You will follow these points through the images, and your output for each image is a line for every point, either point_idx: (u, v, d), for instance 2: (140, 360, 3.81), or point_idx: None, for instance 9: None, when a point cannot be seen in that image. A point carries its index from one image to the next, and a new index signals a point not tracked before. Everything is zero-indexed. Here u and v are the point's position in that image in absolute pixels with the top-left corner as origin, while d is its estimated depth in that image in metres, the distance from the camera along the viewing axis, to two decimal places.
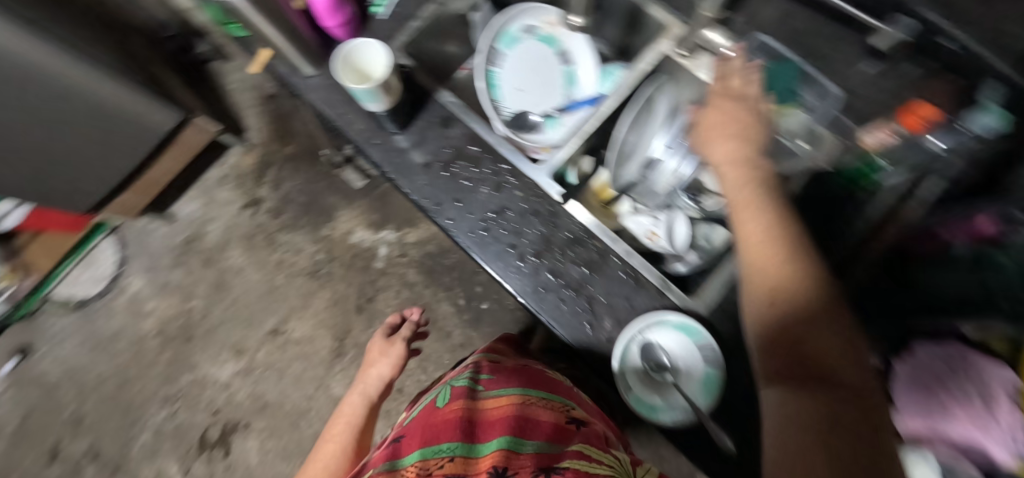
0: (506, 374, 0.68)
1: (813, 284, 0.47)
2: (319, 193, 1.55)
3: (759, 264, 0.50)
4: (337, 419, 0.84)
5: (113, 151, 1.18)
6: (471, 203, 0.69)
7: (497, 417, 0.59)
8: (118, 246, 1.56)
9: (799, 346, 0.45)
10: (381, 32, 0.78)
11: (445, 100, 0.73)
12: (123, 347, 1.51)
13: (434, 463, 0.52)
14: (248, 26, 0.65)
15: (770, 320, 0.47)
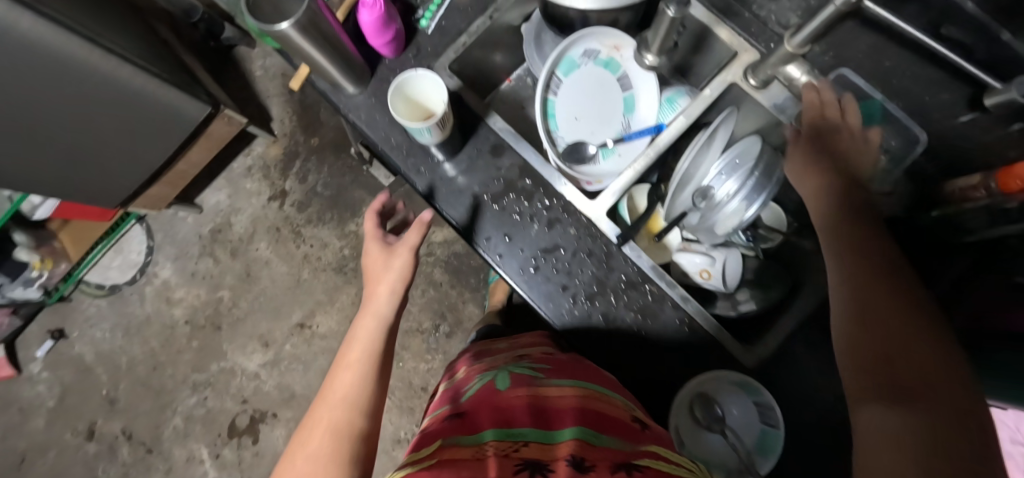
0: (566, 366, 0.62)
1: (916, 316, 0.45)
2: (345, 187, 1.52)
3: (850, 294, 0.49)
4: (337, 376, 0.62)
5: (141, 145, 1.16)
6: (522, 239, 0.66)
7: (563, 410, 0.53)
8: (147, 233, 1.56)
9: (893, 366, 0.43)
10: (427, 48, 0.73)
11: (495, 126, 0.69)
12: (153, 334, 1.54)
13: (503, 446, 0.46)
14: (293, 47, 0.62)
15: (859, 344, 0.46)
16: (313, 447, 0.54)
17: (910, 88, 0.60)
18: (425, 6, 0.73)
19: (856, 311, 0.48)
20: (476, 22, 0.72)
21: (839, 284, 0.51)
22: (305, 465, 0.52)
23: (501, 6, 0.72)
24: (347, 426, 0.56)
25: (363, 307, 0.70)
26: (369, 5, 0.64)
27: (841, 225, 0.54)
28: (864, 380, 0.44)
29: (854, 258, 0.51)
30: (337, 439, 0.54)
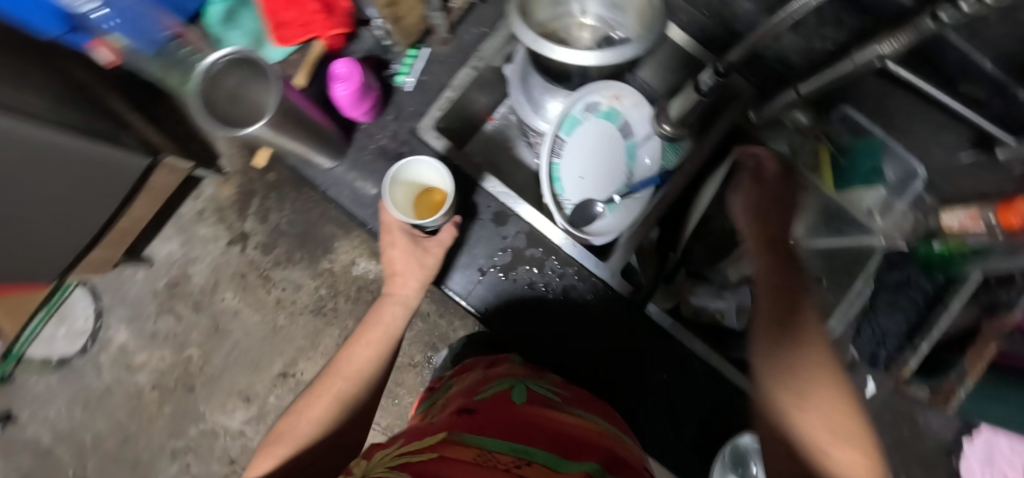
0: (585, 401, 0.53)
1: (823, 388, 0.36)
2: (313, 223, 1.39)
3: (772, 350, 0.39)
4: (353, 348, 0.53)
5: (77, 216, 0.96)
6: (538, 310, 0.66)
7: (581, 440, 0.41)
8: (94, 296, 1.41)
9: (821, 459, 0.33)
10: (409, 108, 0.66)
11: (494, 190, 0.66)
12: (117, 404, 1.40)
13: (505, 460, 0.34)
14: (263, 139, 0.54)
15: (778, 415, 0.37)
16: (305, 423, 0.46)
17: (911, 126, 0.60)
18: (399, 60, 0.67)
19: (777, 374, 0.37)
20: (460, 74, 0.65)
21: (757, 334, 0.40)
22: (291, 441, 0.44)
23: (485, 54, 0.65)
24: (348, 406, 0.48)
25: (386, 291, 0.61)
26: (344, 78, 0.57)
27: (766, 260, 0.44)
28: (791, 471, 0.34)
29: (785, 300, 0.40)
30: (332, 409, 0.47)
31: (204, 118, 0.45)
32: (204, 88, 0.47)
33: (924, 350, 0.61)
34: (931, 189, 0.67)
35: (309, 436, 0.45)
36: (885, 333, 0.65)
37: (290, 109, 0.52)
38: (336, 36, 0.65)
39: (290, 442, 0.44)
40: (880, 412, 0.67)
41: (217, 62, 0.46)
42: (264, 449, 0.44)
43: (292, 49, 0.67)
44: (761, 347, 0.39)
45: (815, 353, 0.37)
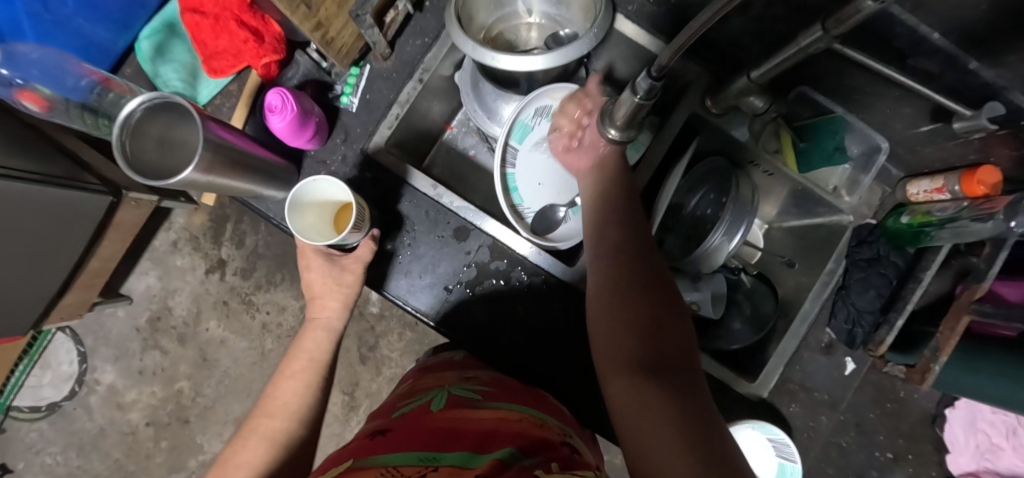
0: (513, 394, 0.50)
1: (657, 298, 0.41)
2: (290, 243, 1.36)
3: (609, 279, 0.44)
4: (278, 385, 0.53)
5: (40, 267, 0.92)
6: (506, 322, 0.63)
7: (491, 431, 0.40)
8: (76, 339, 1.38)
9: (658, 348, 0.38)
10: (358, 129, 0.64)
11: (433, 193, 0.62)
12: (113, 444, 1.38)
13: (409, 470, 0.33)
14: (202, 187, 0.50)
15: (618, 326, 0.41)
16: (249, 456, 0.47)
17: (871, 100, 0.58)
18: (342, 80, 0.65)
19: (616, 296, 0.42)
20: (406, 89, 0.63)
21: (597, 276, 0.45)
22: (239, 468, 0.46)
23: (430, 65, 0.63)
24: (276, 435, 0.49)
25: (311, 315, 0.60)
26: (278, 109, 0.55)
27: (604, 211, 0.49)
28: (633, 357, 0.38)
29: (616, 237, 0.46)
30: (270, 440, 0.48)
31: (129, 170, 0.42)
32: (124, 138, 0.43)
33: (899, 326, 0.60)
34: (895, 161, 0.66)
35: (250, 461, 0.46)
36: (860, 312, 0.63)
37: (225, 148, 0.49)
38: (270, 64, 0.65)
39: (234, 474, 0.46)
40: (864, 391, 0.66)
41: (133, 109, 0.43)
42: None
43: (227, 80, 0.70)
44: (600, 280, 0.44)
45: (652, 268, 0.43)
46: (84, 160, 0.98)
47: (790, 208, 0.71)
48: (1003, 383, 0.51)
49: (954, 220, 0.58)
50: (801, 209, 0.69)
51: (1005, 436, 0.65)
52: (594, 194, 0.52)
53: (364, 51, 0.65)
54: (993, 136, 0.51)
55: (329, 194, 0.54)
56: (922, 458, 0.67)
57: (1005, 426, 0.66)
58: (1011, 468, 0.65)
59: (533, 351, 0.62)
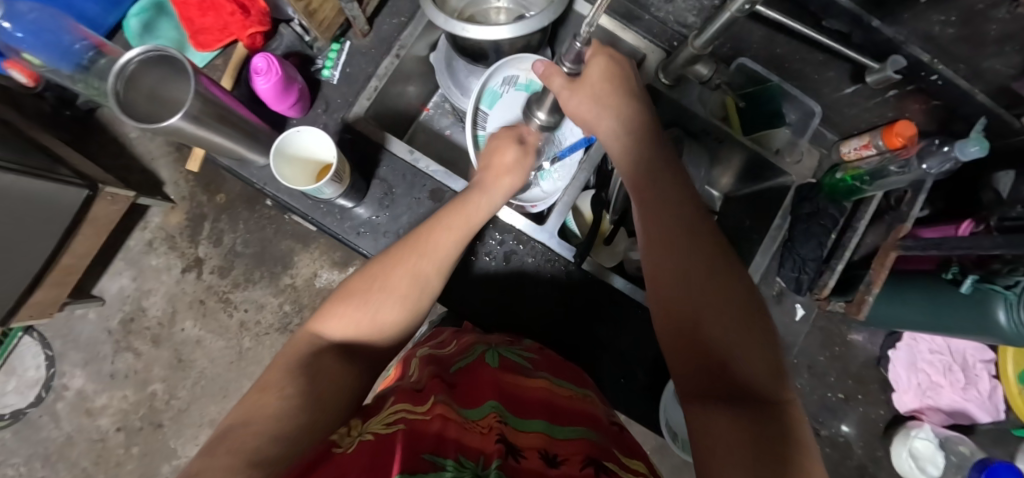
0: (555, 365, 0.54)
1: (749, 316, 0.40)
2: (269, 241, 1.13)
3: (675, 282, 0.43)
4: (403, 256, 0.48)
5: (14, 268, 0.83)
6: (479, 277, 0.69)
7: (542, 401, 0.42)
8: (45, 343, 1.13)
9: (729, 370, 0.38)
10: (337, 99, 0.68)
11: (409, 158, 0.66)
12: (66, 467, 1.11)
13: (485, 421, 0.35)
14: (186, 138, 0.53)
15: (690, 339, 0.41)
16: (386, 320, 0.46)
17: (800, 67, 0.66)
18: (323, 55, 0.70)
19: (689, 303, 0.42)
20: (383, 64, 0.68)
21: (656, 272, 0.45)
22: (364, 306, 0.45)
23: (406, 42, 0.68)
24: (419, 304, 0.48)
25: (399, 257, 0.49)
26: (264, 71, 0.60)
27: (654, 214, 0.47)
28: (701, 386, 0.38)
29: (676, 235, 0.45)
30: (412, 313, 0.47)
31: (119, 113, 0.45)
32: (119, 87, 0.47)
33: (839, 270, 0.67)
34: (829, 126, 0.74)
35: (380, 334, 0.46)
36: (805, 260, 0.68)
37: (211, 102, 0.52)
38: (254, 35, 0.70)
39: (370, 330, 0.45)
40: (813, 334, 0.73)
41: (130, 60, 0.47)
42: (333, 302, 0.46)
43: (212, 54, 0.75)
44: (670, 286, 0.43)
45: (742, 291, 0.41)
46: (56, 155, 0.88)
47: (745, 175, 0.77)
48: (924, 307, 0.57)
49: (877, 171, 0.64)
50: (751, 177, 0.76)
51: (951, 376, 0.70)
52: (639, 176, 0.50)
53: (344, 28, 0.70)
54: (904, 93, 0.60)
55: (313, 148, 0.59)
56: (869, 397, 0.73)
57: (943, 365, 0.70)
58: (952, 404, 0.70)
59: (521, 308, 0.69)
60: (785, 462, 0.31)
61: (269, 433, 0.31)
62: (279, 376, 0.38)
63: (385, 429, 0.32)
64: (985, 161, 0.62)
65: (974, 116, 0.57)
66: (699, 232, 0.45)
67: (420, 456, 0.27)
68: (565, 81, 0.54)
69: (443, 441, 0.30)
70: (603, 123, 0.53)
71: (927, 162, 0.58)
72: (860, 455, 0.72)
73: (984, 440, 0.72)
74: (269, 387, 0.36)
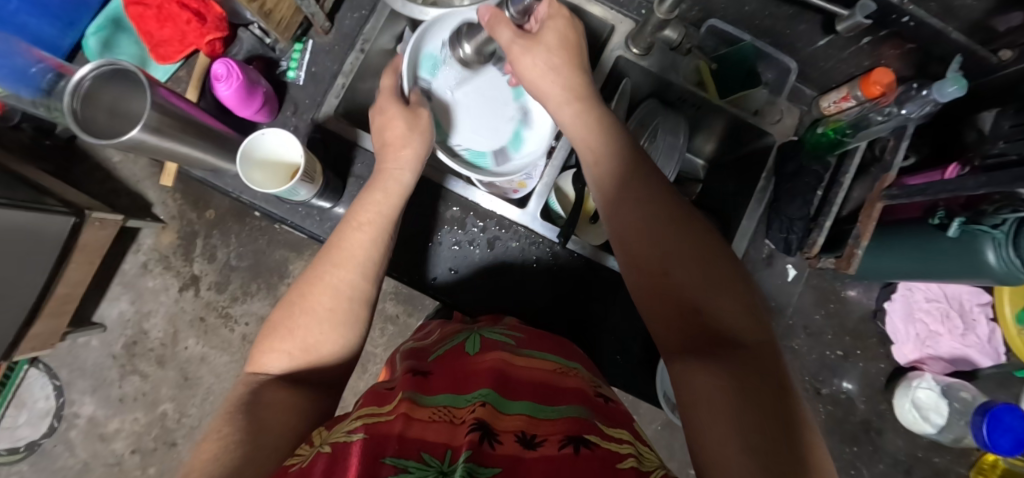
0: (541, 341, 0.53)
1: (720, 270, 0.40)
2: (263, 251, 1.11)
3: (647, 242, 0.42)
4: (319, 274, 0.47)
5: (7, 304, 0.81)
6: (464, 267, 0.68)
7: (530, 381, 0.41)
8: (51, 373, 1.12)
9: (702, 316, 0.38)
10: (306, 100, 0.68)
11: None
12: None
13: (460, 411, 0.35)
14: (150, 153, 0.52)
15: (663, 290, 0.40)
16: (318, 342, 0.44)
17: (772, 24, 0.65)
18: (287, 56, 0.69)
19: (660, 257, 0.41)
20: (349, 60, 0.67)
21: (628, 234, 0.44)
22: (291, 335, 0.44)
23: (369, 36, 0.67)
24: (349, 317, 0.46)
25: (313, 278, 0.47)
26: (225, 77, 0.59)
27: (622, 189, 0.46)
28: (678, 337, 0.39)
29: (641, 194, 0.44)
30: (347, 328, 0.46)
31: (79, 130, 0.45)
32: (75, 104, 0.47)
33: (827, 226, 0.66)
34: (808, 81, 0.73)
35: (319, 356, 0.44)
36: (791, 220, 0.67)
37: (173, 112, 0.51)
38: (213, 41, 0.69)
39: (307, 356, 0.44)
40: (807, 294, 0.72)
41: (84, 76, 0.46)
42: (263, 338, 0.45)
43: (175, 66, 0.75)
44: (640, 244, 0.43)
45: (714, 251, 0.41)
46: (38, 185, 0.86)
47: (727, 141, 0.75)
48: (916, 255, 0.56)
49: (859, 120, 0.63)
50: (733, 142, 0.74)
51: (952, 327, 0.69)
52: (611, 151, 0.48)
53: (305, 27, 0.69)
54: (878, 38, 0.58)
55: (280, 151, 0.58)
56: (869, 352, 0.72)
57: (940, 312, 0.69)
58: (952, 352, 0.70)
59: (508, 295, 0.68)
60: (764, 404, 0.31)
61: (220, 470, 0.30)
62: (219, 420, 0.36)
63: (345, 437, 0.31)
64: (965, 103, 0.62)
65: (951, 55, 0.55)
66: (665, 194, 0.45)
67: (380, 460, 0.27)
68: (513, 34, 0.52)
69: (405, 442, 0.30)
70: (560, 99, 0.51)
71: (905, 107, 0.58)
72: (864, 410, 0.72)
73: (986, 384, 0.72)
74: (208, 435, 0.34)
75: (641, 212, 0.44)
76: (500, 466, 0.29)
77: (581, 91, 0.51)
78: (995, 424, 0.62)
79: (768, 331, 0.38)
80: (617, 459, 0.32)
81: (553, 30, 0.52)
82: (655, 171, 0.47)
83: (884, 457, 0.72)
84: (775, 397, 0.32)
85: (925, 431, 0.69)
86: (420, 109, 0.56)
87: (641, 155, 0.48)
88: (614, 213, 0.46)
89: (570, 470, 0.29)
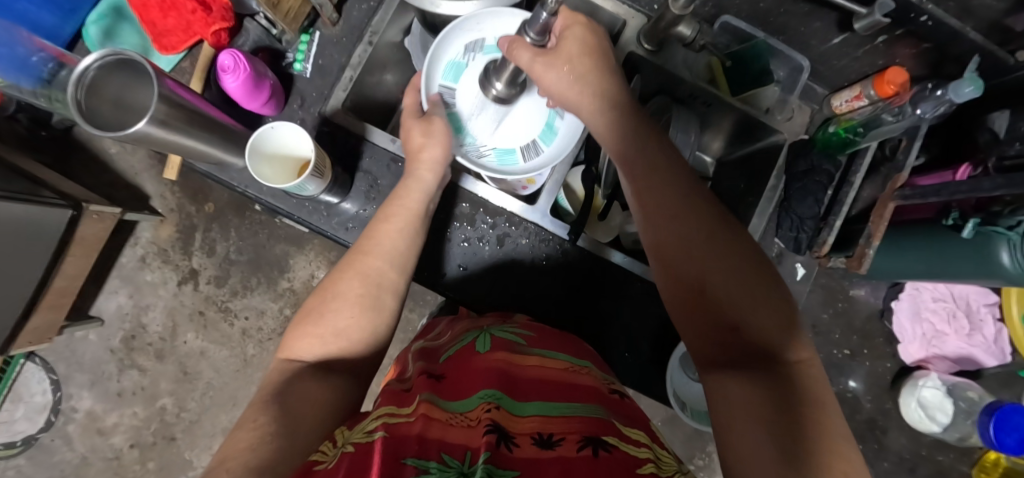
0: (550, 339, 0.53)
1: (758, 284, 0.39)
2: (264, 245, 1.10)
3: (681, 253, 0.42)
4: (349, 265, 0.48)
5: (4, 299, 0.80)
6: (473, 264, 0.68)
7: (540, 380, 0.41)
8: (48, 367, 1.10)
9: (738, 332, 0.37)
10: (313, 93, 0.67)
11: (391, 147, 0.64)
12: None
13: (474, 413, 0.34)
14: (157, 146, 0.51)
15: (698, 303, 0.40)
16: (347, 326, 0.44)
17: (786, 21, 0.64)
18: (293, 48, 0.68)
19: (694, 270, 0.41)
20: (356, 53, 0.66)
21: (662, 243, 0.43)
22: (322, 322, 0.44)
23: (377, 28, 0.66)
24: (379, 303, 0.47)
25: (344, 268, 0.48)
26: (231, 69, 0.58)
27: (654, 199, 0.45)
28: (713, 351, 0.38)
29: (674, 205, 0.44)
30: (375, 313, 0.46)
31: (84, 122, 0.44)
32: (79, 94, 0.46)
33: (837, 225, 0.65)
34: (818, 79, 0.73)
35: (348, 343, 0.44)
36: (802, 219, 0.67)
37: (179, 104, 0.50)
38: (218, 32, 0.68)
39: (336, 342, 0.44)
40: (814, 293, 0.72)
41: (88, 65, 0.45)
42: (293, 327, 0.45)
43: (178, 56, 0.73)
44: (674, 256, 0.42)
45: (753, 265, 0.40)
46: (34, 176, 0.84)
47: (737, 138, 0.75)
48: (929, 256, 0.56)
49: (871, 120, 0.63)
50: (743, 139, 0.74)
51: (959, 327, 0.69)
52: (640, 160, 0.47)
53: (311, 18, 0.68)
54: (893, 37, 0.58)
55: (290, 144, 0.57)
56: (875, 351, 0.73)
57: (947, 313, 0.69)
58: (958, 351, 0.70)
59: (517, 292, 0.68)
60: (804, 425, 0.31)
61: (255, 463, 0.29)
62: (254, 409, 0.35)
63: (365, 437, 0.31)
64: (977, 103, 0.62)
65: (967, 56, 0.55)
66: (700, 204, 0.44)
67: (401, 461, 0.27)
68: (532, 54, 0.50)
69: (425, 443, 0.29)
70: (592, 109, 0.51)
71: (920, 107, 0.58)
72: (869, 409, 0.73)
73: (989, 383, 0.73)
74: (242, 424, 0.33)
75: (676, 224, 0.43)
76: (519, 469, 0.28)
77: (609, 99, 0.51)
78: (1002, 424, 0.62)
79: (808, 349, 0.37)
80: (635, 462, 0.32)
81: (579, 41, 0.51)
82: (688, 181, 0.46)
83: (887, 455, 0.73)
84: (813, 416, 0.32)
85: (930, 429, 0.70)
86: (433, 115, 0.56)
87: (673, 164, 0.47)
88: (647, 222, 0.45)
89: (590, 470, 0.29)
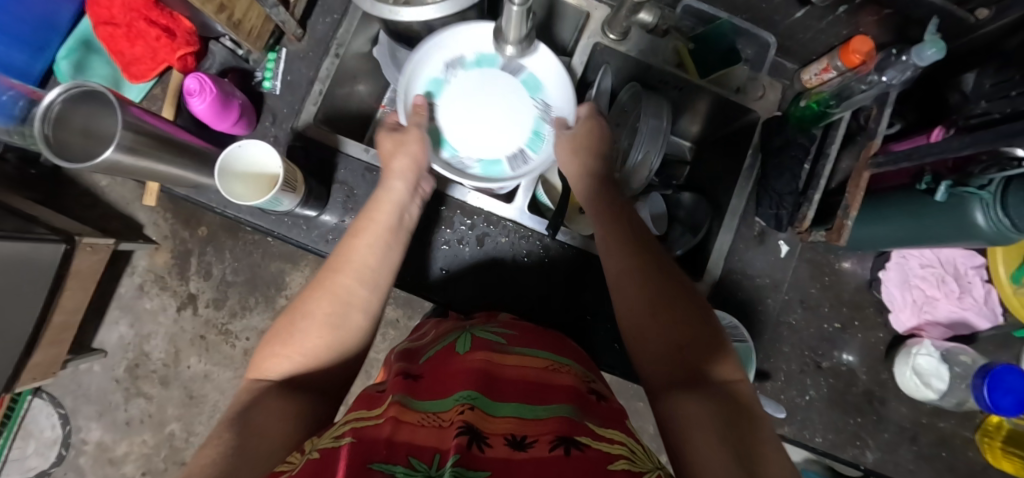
0: (532, 337, 0.53)
1: (696, 314, 0.42)
2: (259, 265, 1.10)
3: (636, 286, 0.45)
4: (320, 281, 0.47)
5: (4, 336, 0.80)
6: (454, 266, 0.68)
7: (518, 379, 0.41)
8: (55, 402, 1.11)
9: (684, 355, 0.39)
10: (285, 109, 0.67)
11: (365, 156, 0.65)
12: None
13: (447, 414, 0.34)
14: (127, 173, 0.52)
15: (650, 332, 0.42)
16: (314, 347, 0.43)
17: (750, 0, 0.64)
18: (261, 66, 0.69)
19: (648, 299, 0.43)
20: (324, 66, 0.66)
21: (621, 277, 0.47)
22: (289, 341, 0.43)
23: (343, 40, 0.66)
24: (350, 321, 0.45)
25: (315, 282, 0.47)
26: (197, 92, 0.58)
27: (619, 242, 0.49)
28: (664, 374, 0.39)
29: (633, 248, 0.48)
30: (344, 332, 0.45)
31: (55, 156, 0.45)
32: (48, 129, 0.46)
33: (817, 199, 0.65)
34: (788, 55, 0.72)
35: (319, 362, 0.43)
36: (781, 196, 0.67)
37: (147, 131, 0.51)
38: (184, 57, 0.69)
39: (304, 360, 0.43)
40: (801, 268, 0.73)
41: (54, 100, 0.46)
42: (263, 343, 0.44)
43: (148, 84, 0.74)
44: (629, 289, 0.45)
45: (695, 302, 0.44)
46: (27, 214, 0.85)
47: (712, 122, 0.75)
48: (903, 222, 0.56)
49: (842, 90, 0.62)
50: (719, 121, 0.74)
51: (950, 292, 0.69)
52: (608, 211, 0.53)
53: (277, 35, 0.69)
54: (854, 7, 0.58)
55: (262, 161, 0.58)
56: (867, 322, 0.72)
57: (936, 278, 0.69)
58: (949, 316, 0.70)
59: (501, 291, 0.68)
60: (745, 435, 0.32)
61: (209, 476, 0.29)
62: (222, 425, 0.36)
63: (333, 442, 0.31)
64: (946, 67, 0.62)
65: (927, 18, 0.56)
66: (652, 251, 0.49)
67: (368, 465, 0.27)
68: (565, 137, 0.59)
69: (393, 447, 0.29)
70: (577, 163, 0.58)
71: (886, 74, 0.56)
72: (866, 381, 0.72)
73: (984, 346, 0.72)
74: (209, 440, 0.34)
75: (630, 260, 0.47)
76: (489, 469, 0.28)
77: (588, 154, 0.58)
78: (996, 385, 0.61)
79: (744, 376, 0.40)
80: (609, 460, 0.32)
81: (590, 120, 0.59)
82: (643, 232, 0.51)
83: (889, 426, 0.72)
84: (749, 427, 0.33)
85: (927, 398, 0.69)
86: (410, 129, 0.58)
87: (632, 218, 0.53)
88: (612, 257, 0.49)
89: (559, 472, 0.29)
